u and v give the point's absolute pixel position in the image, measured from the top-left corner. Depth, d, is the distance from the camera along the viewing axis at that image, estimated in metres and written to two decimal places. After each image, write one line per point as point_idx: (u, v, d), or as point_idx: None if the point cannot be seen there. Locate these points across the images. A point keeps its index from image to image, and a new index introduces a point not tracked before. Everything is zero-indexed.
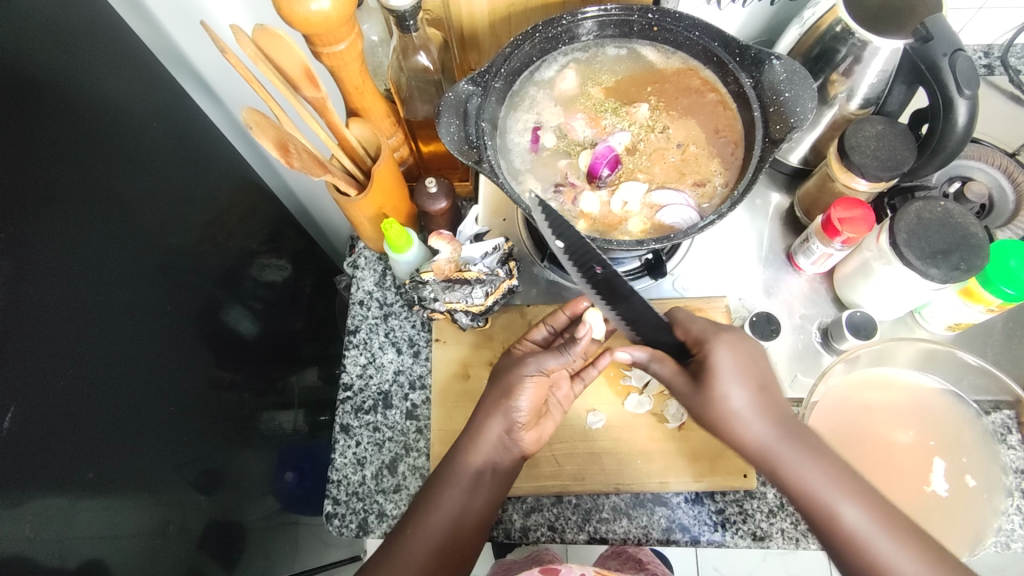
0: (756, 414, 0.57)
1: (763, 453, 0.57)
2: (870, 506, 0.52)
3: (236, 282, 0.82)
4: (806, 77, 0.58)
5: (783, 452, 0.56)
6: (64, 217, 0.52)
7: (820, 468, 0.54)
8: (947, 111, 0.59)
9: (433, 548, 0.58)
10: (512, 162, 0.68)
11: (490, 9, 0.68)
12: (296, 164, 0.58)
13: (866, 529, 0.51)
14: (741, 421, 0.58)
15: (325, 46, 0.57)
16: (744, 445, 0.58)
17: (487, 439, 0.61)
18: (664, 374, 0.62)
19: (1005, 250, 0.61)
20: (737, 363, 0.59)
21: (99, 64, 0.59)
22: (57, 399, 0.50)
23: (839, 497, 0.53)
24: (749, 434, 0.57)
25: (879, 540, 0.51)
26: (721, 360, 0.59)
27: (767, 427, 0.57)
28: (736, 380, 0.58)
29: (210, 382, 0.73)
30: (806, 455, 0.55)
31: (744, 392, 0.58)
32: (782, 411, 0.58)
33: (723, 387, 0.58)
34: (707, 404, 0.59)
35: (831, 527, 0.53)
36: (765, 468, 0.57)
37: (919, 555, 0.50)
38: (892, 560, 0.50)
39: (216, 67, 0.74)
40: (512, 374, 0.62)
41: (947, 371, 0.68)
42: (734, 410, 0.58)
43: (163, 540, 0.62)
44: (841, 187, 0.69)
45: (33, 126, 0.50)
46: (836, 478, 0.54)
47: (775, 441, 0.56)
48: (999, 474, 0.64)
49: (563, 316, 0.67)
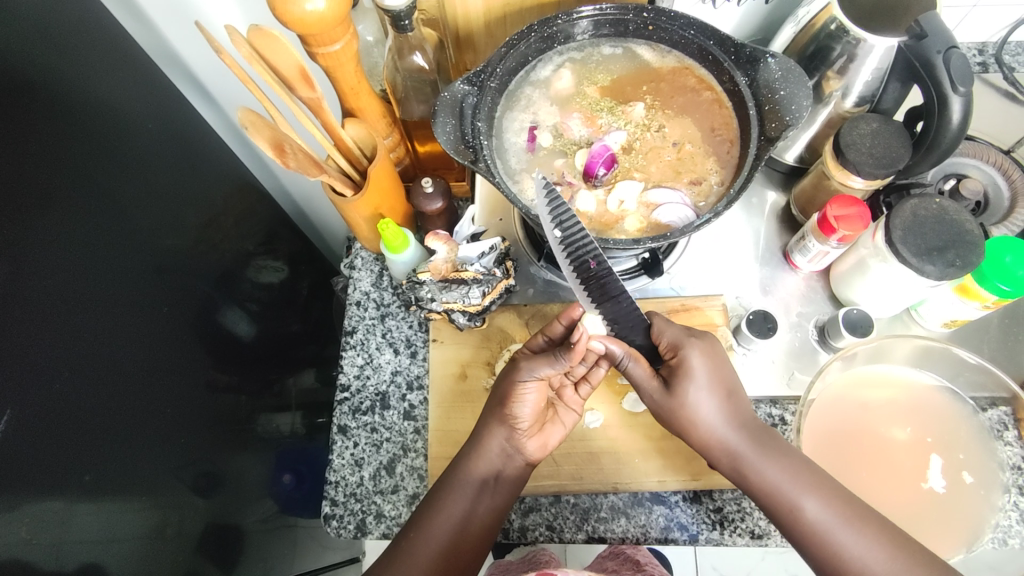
0: (723, 419, 0.60)
1: (725, 455, 0.60)
2: (831, 501, 0.55)
3: (233, 284, 0.82)
4: (801, 76, 0.59)
5: (744, 454, 0.59)
6: (58, 219, 0.52)
7: (780, 467, 0.57)
8: (941, 109, 0.60)
9: (439, 552, 0.58)
10: (508, 161, 0.68)
11: (485, 9, 0.68)
12: (291, 164, 0.58)
13: (828, 522, 0.54)
14: (709, 424, 0.60)
15: (320, 47, 0.57)
16: (708, 448, 0.60)
17: (489, 448, 0.62)
18: (638, 375, 0.62)
19: (1002, 247, 0.61)
20: (708, 368, 0.61)
21: (93, 65, 0.58)
22: (52, 401, 0.50)
23: (801, 494, 0.55)
24: (714, 438, 0.60)
25: (842, 533, 0.53)
26: (693, 364, 0.60)
27: (729, 431, 0.60)
28: (703, 385, 0.60)
29: (208, 385, 0.73)
30: (768, 456, 0.58)
31: (710, 397, 0.60)
32: (746, 416, 0.61)
33: (690, 392, 0.60)
34: (675, 411, 0.60)
35: (795, 522, 0.55)
36: (730, 470, 0.60)
37: (881, 545, 0.52)
38: (852, 552, 0.52)
39: (211, 68, 0.74)
40: (506, 383, 0.62)
41: (943, 368, 0.68)
42: (703, 414, 0.60)
43: (161, 543, 0.62)
44: (837, 185, 0.69)
45: (28, 128, 0.50)
46: (798, 476, 0.56)
47: (738, 443, 0.59)
48: (996, 470, 0.64)
49: (560, 325, 0.65)
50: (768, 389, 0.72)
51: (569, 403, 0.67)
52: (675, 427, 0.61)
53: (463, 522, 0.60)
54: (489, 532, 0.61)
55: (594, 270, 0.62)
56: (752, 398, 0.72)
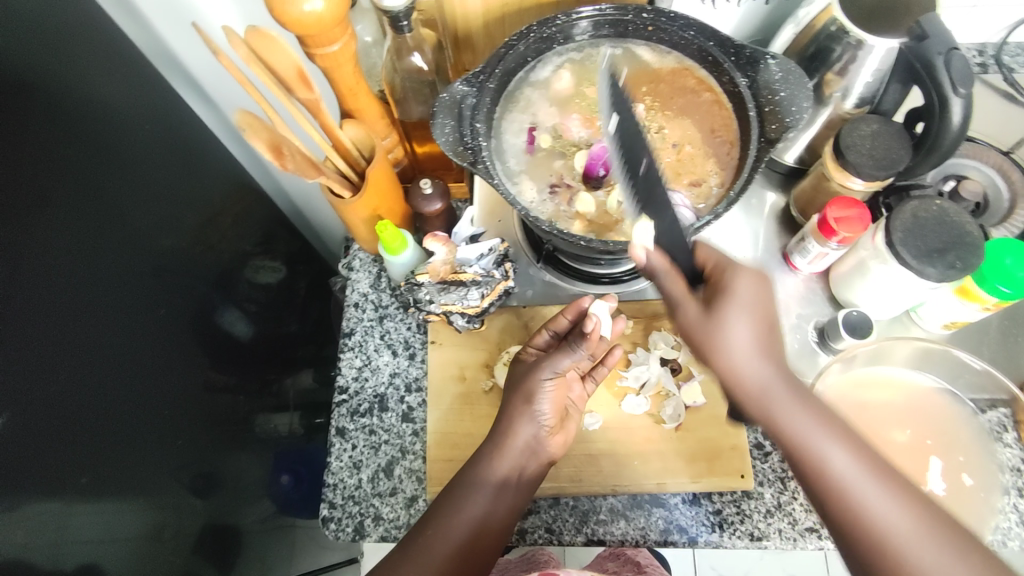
0: (757, 352, 0.51)
1: (757, 393, 0.51)
2: (858, 454, 0.49)
3: (230, 284, 0.81)
4: (801, 77, 0.59)
5: (780, 397, 0.50)
6: (56, 219, 0.52)
7: (810, 414, 0.50)
8: (942, 111, 0.59)
9: (455, 551, 0.57)
10: (507, 162, 0.67)
11: (484, 9, 0.68)
12: (289, 166, 0.57)
13: (854, 477, 0.48)
14: (739, 355, 0.51)
15: (318, 47, 0.56)
16: (734, 383, 0.52)
17: (513, 446, 0.61)
18: (671, 292, 0.53)
19: (1002, 249, 0.61)
20: (753, 296, 0.51)
21: (88, 64, 0.58)
22: (50, 402, 0.50)
23: (828, 445, 0.49)
24: (742, 371, 0.51)
25: (866, 489, 0.48)
26: (738, 289, 0.51)
27: (762, 365, 0.50)
28: (746, 313, 0.51)
29: (205, 386, 0.73)
30: (801, 402, 0.50)
31: (750, 326, 0.51)
32: (782, 354, 0.52)
33: (731, 320, 0.50)
34: (706, 338, 0.51)
35: (813, 471, 0.49)
36: (752, 409, 0.52)
37: (907, 504, 0.47)
38: (875, 510, 0.47)
39: (209, 70, 0.72)
40: (527, 379, 0.63)
41: (943, 370, 0.68)
42: (736, 344, 0.51)
43: (158, 545, 0.62)
44: (837, 187, 0.69)
45: (24, 128, 0.49)
46: (829, 427, 0.49)
47: (769, 380, 0.50)
48: (995, 473, 0.65)
49: (564, 320, 0.66)
50: None
51: (575, 401, 0.68)
52: (697, 352, 0.53)
53: (482, 522, 0.59)
54: (503, 530, 0.60)
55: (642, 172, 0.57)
56: None
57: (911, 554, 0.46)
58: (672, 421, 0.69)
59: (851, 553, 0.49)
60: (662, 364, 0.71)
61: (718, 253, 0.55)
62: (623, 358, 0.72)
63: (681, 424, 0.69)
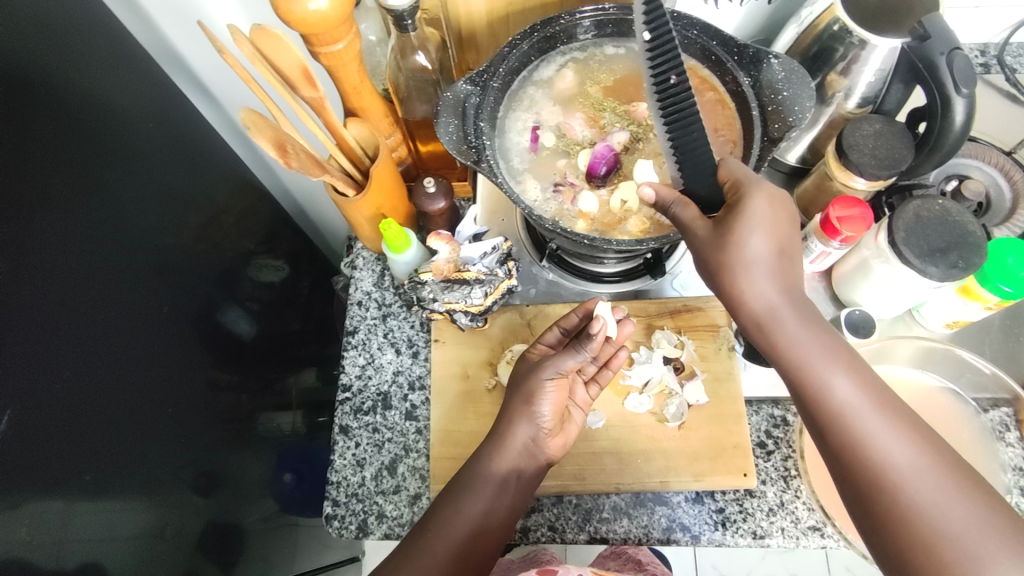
0: (769, 273, 0.50)
1: (765, 313, 0.50)
2: (865, 383, 0.48)
3: (234, 282, 0.82)
4: (804, 77, 0.60)
5: (787, 318, 0.49)
6: (60, 218, 0.52)
7: (816, 337, 0.49)
8: (945, 109, 0.60)
9: (455, 549, 0.57)
10: (511, 161, 0.68)
11: (488, 8, 0.68)
12: (294, 164, 0.58)
13: (857, 405, 0.47)
14: (748, 274, 0.50)
15: (322, 46, 0.56)
16: (745, 302, 0.51)
17: (511, 446, 0.61)
18: (682, 218, 0.53)
19: (1004, 248, 0.61)
20: (770, 214, 0.50)
21: (93, 64, 0.58)
22: (53, 401, 0.50)
23: (834, 371, 0.48)
24: (749, 291, 0.50)
25: (868, 418, 0.46)
26: (754, 206, 0.50)
27: (773, 288, 0.50)
28: (761, 231, 0.49)
29: (209, 384, 0.73)
30: (810, 325, 0.49)
31: (763, 245, 0.49)
32: (795, 280, 0.51)
33: (744, 237, 0.49)
34: (715, 257, 0.50)
35: (817, 397, 0.48)
36: (756, 330, 0.51)
37: (909, 439, 0.46)
38: (876, 438, 0.46)
39: (214, 68, 0.73)
40: (530, 379, 0.63)
41: (945, 368, 0.69)
42: (746, 261, 0.49)
43: (161, 542, 0.62)
44: (839, 186, 0.69)
45: (29, 127, 0.50)
46: (836, 351, 0.48)
47: (778, 302, 0.50)
48: (998, 472, 0.65)
49: (575, 317, 0.68)
50: (769, 390, 0.72)
51: (578, 404, 0.68)
52: (707, 273, 0.52)
53: (483, 520, 0.59)
54: (503, 530, 0.60)
55: (674, 86, 0.56)
56: (754, 399, 0.72)
57: (908, 487, 0.44)
58: (675, 420, 0.69)
59: (844, 483, 0.47)
60: (665, 363, 0.71)
61: (739, 171, 0.53)
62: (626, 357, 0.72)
63: (683, 423, 0.69)
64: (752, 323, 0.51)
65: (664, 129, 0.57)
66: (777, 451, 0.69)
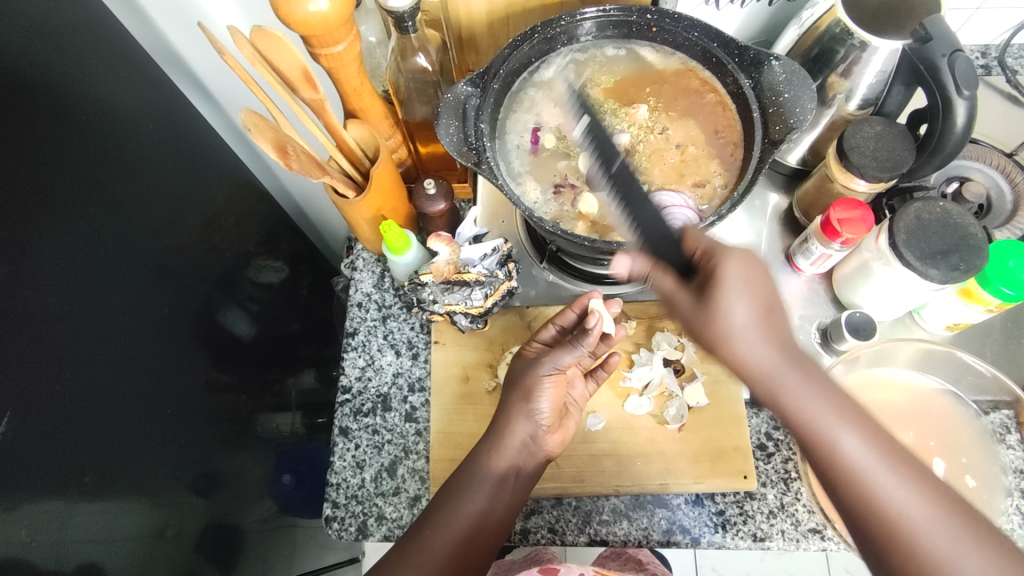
0: (761, 335, 0.50)
1: (764, 379, 0.50)
2: (870, 437, 0.48)
3: (233, 283, 0.82)
4: (806, 78, 0.59)
5: (786, 381, 0.49)
6: (59, 219, 0.52)
7: (818, 396, 0.48)
8: (947, 111, 0.59)
9: (453, 548, 0.57)
10: (512, 164, 0.68)
11: (489, 9, 0.68)
12: (294, 166, 0.57)
13: (867, 461, 0.47)
14: (741, 342, 0.50)
15: (323, 47, 0.56)
16: (742, 367, 0.50)
17: (509, 444, 0.61)
18: (661, 288, 0.54)
19: (1005, 250, 0.61)
20: (747, 277, 0.50)
21: (93, 64, 0.58)
22: (52, 402, 0.50)
23: (840, 429, 0.47)
24: (745, 355, 0.50)
25: (879, 472, 0.47)
26: (731, 272, 0.50)
27: (767, 351, 0.49)
28: (745, 297, 0.50)
29: (208, 385, 0.73)
30: (810, 384, 0.49)
31: (750, 308, 0.50)
32: (786, 334, 0.50)
33: (729, 306, 0.50)
34: (707, 327, 0.51)
35: (827, 458, 0.48)
36: (757, 391, 0.51)
37: (920, 489, 0.46)
38: (889, 496, 0.46)
39: (213, 67, 0.73)
40: (529, 376, 0.63)
41: (946, 371, 0.69)
42: (737, 330, 0.50)
43: (160, 544, 0.62)
44: (841, 188, 0.69)
45: (28, 127, 0.50)
46: (841, 409, 0.48)
47: (774, 364, 0.49)
48: (998, 474, 0.65)
49: (571, 314, 0.66)
50: None
51: (576, 399, 0.68)
52: (702, 341, 0.52)
53: (482, 523, 0.58)
54: (501, 529, 0.60)
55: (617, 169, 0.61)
56: (754, 401, 0.72)
57: (925, 541, 0.45)
58: (675, 422, 0.69)
59: (864, 538, 0.48)
60: (665, 364, 0.72)
61: (705, 236, 0.53)
62: (626, 358, 0.73)
63: (683, 425, 0.69)
64: (754, 387, 0.51)
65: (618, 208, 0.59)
66: (778, 453, 0.69)
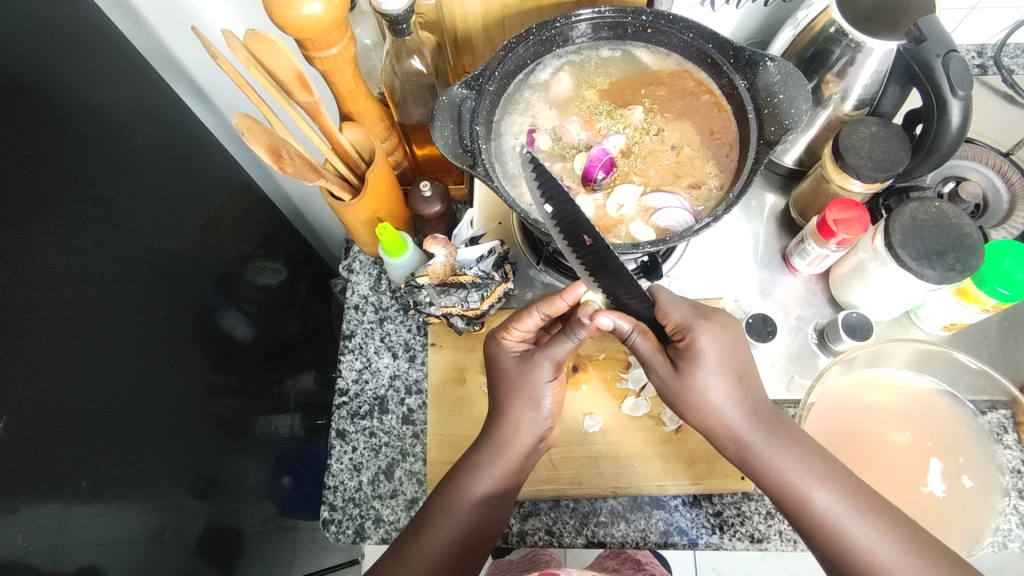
0: (732, 405, 0.56)
1: (738, 445, 0.56)
2: (841, 490, 0.52)
3: (230, 286, 0.81)
4: (800, 79, 0.58)
5: (756, 444, 0.55)
6: (55, 222, 0.52)
7: (790, 456, 0.54)
8: (941, 112, 0.60)
9: (449, 555, 0.56)
10: (506, 165, 0.67)
11: (484, 11, 0.68)
12: (288, 170, 0.57)
13: (840, 513, 0.51)
14: (715, 411, 0.56)
15: (317, 50, 0.56)
16: (718, 434, 0.57)
17: (513, 453, 0.60)
18: (643, 350, 0.59)
19: (1000, 251, 0.61)
20: (716, 351, 0.57)
21: (86, 66, 0.58)
22: (49, 405, 0.50)
23: (810, 483, 0.53)
24: (719, 423, 0.56)
25: (852, 523, 0.51)
26: (702, 350, 0.56)
27: (740, 417, 0.56)
28: (715, 372, 0.56)
29: (205, 387, 0.73)
30: (781, 444, 0.55)
31: (722, 380, 0.56)
32: (757, 401, 0.57)
33: (704, 382, 0.56)
34: (681, 396, 0.57)
35: (802, 512, 0.53)
36: (738, 457, 0.57)
37: (894, 538, 0.50)
38: (863, 546, 0.50)
39: (208, 70, 0.73)
40: (533, 379, 0.61)
41: (944, 372, 0.68)
42: (711, 402, 0.56)
43: (157, 546, 0.62)
44: (836, 188, 0.69)
45: (22, 129, 0.49)
46: (811, 465, 0.53)
47: (745, 431, 0.56)
48: (996, 474, 0.65)
49: (561, 303, 0.63)
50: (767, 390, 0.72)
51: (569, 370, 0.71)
52: (678, 410, 0.58)
53: (478, 525, 0.58)
54: (500, 525, 0.60)
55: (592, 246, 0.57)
56: None
57: None
58: (672, 423, 0.69)
59: None
60: None
61: (677, 314, 0.59)
62: (621, 359, 0.73)
63: (681, 426, 0.69)
64: (731, 450, 0.57)
65: (589, 276, 0.60)
66: None
